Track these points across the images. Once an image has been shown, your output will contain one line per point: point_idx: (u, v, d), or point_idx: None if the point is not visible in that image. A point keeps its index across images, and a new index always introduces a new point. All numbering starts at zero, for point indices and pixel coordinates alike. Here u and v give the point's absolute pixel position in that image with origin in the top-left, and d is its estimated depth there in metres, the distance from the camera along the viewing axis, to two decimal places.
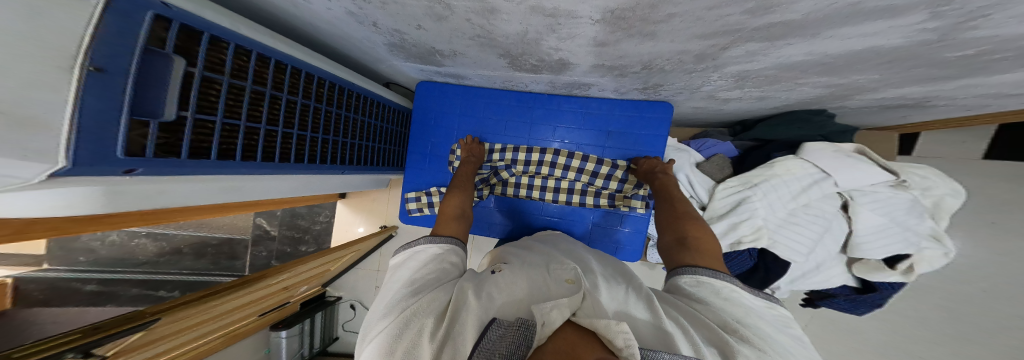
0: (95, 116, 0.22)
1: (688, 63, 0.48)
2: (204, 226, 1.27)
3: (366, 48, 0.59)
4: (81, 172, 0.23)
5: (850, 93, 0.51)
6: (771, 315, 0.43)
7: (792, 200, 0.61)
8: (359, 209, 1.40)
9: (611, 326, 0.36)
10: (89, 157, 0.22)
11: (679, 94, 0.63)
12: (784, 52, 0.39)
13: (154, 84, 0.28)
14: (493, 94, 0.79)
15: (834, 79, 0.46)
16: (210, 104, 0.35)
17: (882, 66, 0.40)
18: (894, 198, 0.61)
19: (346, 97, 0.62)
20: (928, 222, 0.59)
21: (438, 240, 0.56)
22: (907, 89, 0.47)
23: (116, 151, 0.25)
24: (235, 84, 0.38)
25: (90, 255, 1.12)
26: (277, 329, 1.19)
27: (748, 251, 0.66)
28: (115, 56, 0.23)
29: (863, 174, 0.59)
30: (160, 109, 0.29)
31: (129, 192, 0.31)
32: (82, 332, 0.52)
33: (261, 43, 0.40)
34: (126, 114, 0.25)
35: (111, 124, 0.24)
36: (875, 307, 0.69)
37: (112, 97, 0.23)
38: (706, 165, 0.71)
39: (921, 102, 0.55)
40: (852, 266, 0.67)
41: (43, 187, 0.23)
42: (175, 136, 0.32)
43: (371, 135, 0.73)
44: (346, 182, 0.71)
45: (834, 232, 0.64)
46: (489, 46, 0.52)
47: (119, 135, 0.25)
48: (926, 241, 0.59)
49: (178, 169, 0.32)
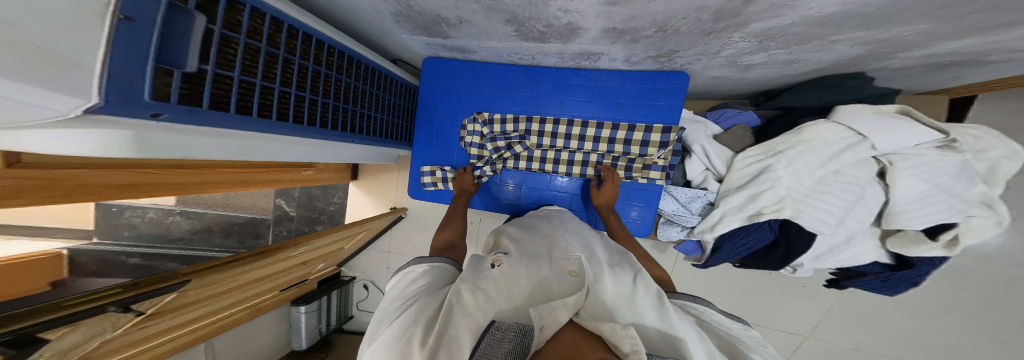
0: (123, 61, 0.23)
1: (706, 22, 0.44)
2: (230, 206, 1.36)
3: (373, 20, 0.60)
4: (111, 110, 0.25)
5: (893, 50, 0.48)
6: (748, 337, 0.45)
7: (821, 166, 0.56)
8: (371, 191, 1.44)
9: (617, 331, 0.35)
10: (119, 98, 0.24)
11: (697, 60, 0.61)
12: (814, 4, 0.34)
13: (178, 38, 0.29)
14: (499, 69, 0.78)
15: (875, 33, 0.42)
16: (228, 62, 0.37)
17: (933, 14, 0.36)
18: (939, 161, 0.54)
19: (355, 67, 0.64)
20: (979, 187, 0.53)
21: (429, 259, 0.57)
22: (963, 42, 0.43)
23: (142, 95, 0.26)
24: (251, 46, 0.40)
25: (133, 231, 1.22)
26: (297, 305, 1.28)
27: (769, 224, 0.64)
28: (143, 5, 0.24)
29: (908, 134, 0.53)
30: (183, 61, 0.30)
31: (157, 140, 0.34)
32: (122, 287, 0.55)
33: (276, 9, 0.42)
34: (151, 62, 0.26)
35: (139, 71, 0.25)
36: (913, 285, 0.67)
37: (139, 44, 0.24)
38: (724, 136, 0.68)
39: (977, 57, 0.50)
40: (886, 240, 0.64)
41: (81, 123, 0.25)
42: (197, 87, 0.34)
43: (379, 107, 0.74)
44: (356, 153, 0.73)
45: (868, 202, 0.59)
46: (494, 11, 0.51)
47: (147, 81, 0.26)
48: (977, 208, 0.54)
49: (199, 119, 0.34)
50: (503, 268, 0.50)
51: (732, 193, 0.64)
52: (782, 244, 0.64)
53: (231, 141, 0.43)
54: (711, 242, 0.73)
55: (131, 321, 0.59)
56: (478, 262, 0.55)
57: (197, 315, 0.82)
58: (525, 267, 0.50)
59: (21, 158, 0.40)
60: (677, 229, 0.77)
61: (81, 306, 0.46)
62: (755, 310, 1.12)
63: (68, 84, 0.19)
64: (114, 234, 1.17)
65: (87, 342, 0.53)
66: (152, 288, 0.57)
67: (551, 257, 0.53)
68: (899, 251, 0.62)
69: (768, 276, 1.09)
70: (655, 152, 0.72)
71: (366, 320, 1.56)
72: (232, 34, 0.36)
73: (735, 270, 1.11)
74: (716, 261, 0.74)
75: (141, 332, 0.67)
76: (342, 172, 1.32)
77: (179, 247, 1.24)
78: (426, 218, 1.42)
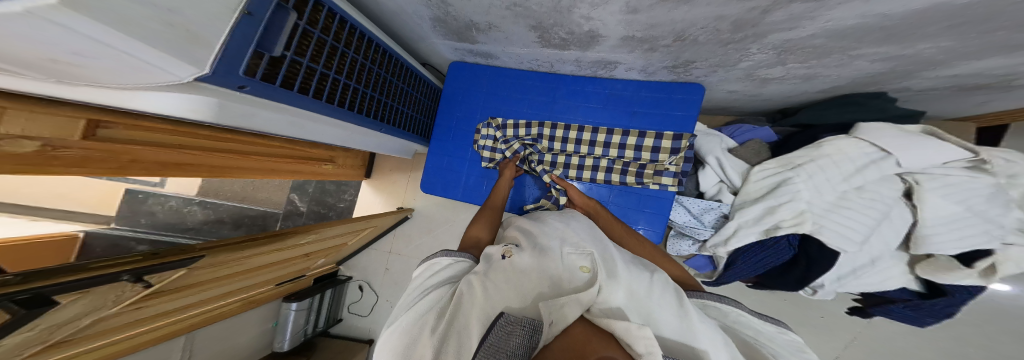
0: (232, 42, 0.27)
1: (725, 33, 0.46)
2: (245, 199, 1.37)
3: (412, 25, 0.65)
4: (214, 79, 0.28)
5: (917, 68, 0.49)
6: (784, 341, 0.40)
7: (843, 181, 0.56)
8: (382, 190, 1.46)
9: (632, 330, 0.31)
10: (222, 70, 0.28)
11: (712, 72, 0.63)
12: (834, 15, 0.37)
13: (274, 28, 0.33)
14: (520, 75, 0.82)
15: (897, 48, 0.44)
16: (302, 49, 0.42)
17: (955, 29, 0.37)
18: (970, 182, 0.53)
19: (392, 65, 0.68)
20: (1015, 213, 0.51)
21: (455, 253, 0.56)
22: (991, 61, 0.44)
23: (239, 69, 0.30)
24: (320, 38, 0.45)
25: (149, 218, 1.24)
26: (289, 300, 1.26)
27: (788, 239, 0.62)
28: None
29: (930, 152, 0.52)
30: (273, 45, 0.34)
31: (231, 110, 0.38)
32: (142, 256, 0.57)
33: (343, 8, 0.48)
34: (252, 44, 0.30)
35: (242, 51, 0.29)
36: (945, 317, 0.62)
37: (248, 30, 0.29)
38: (740, 149, 0.69)
39: (1003, 81, 0.50)
40: (916, 266, 0.60)
41: (187, 89, 0.28)
42: (276, 70, 0.39)
43: (407, 103, 0.79)
44: (381, 144, 0.76)
45: (894, 221, 0.57)
46: (523, 17, 0.55)
47: (245, 60, 0.30)
48: (1014, 236, 0.51)
49: (272, 93, 0.38)
50: (514, 259, 0.49)
51: (749, 204, 0.63)
52: (802, 262, 0.61)
53: (286, 120, 0.46)
54: (724, 258, 0.70)
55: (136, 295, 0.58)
56: (489, 255, 0.54)
57: (201, 297, 0.82)
58: (536, 262, 0.48)
59: (95, 133, 0.43)
60: (688, 242, 0.77)
61: (104, 270, 0.47)
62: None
63: (193, 57, 0.23)
64: (131, 221, 1.21)
65: (80, 318, 0.52)
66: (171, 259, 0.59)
67: (561, 251, 0.51)
68: (931, 278, 0.58)
69: (784, 303, 1.03)
70: (668, 159, 0.72)
71: (355, 325, 1.51)
72: (310, 28, 0.41)
73: (749, 296, 1.05)
74: (728, 278, 0.71)
75: (144, 310, 0.67)
76: (357, 170, 1.35)
77: (188, 237, 1.27)
78: (430, 221, 1.42)
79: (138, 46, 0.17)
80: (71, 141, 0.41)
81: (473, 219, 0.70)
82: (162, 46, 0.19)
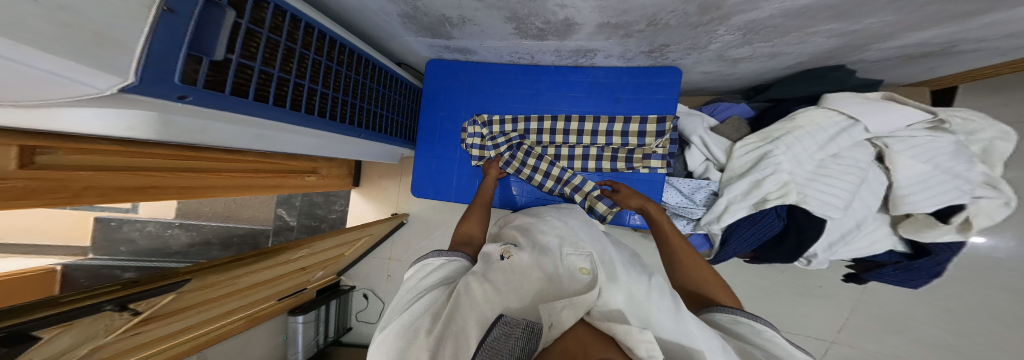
0: (156, 43, 0.26)
1: (693, 15, 0.46)
2: (230, 218, 1.33)
3: (382, 23, 0.63)
4: (145, 90, 0.27)
5: (867, 42, 0.50)
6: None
7: (819, 150, 0.57)
8: (372, 197, 1.44)
9: (632, 333, 0.32)
10: (151, 78, 0.26)
11: (687, 55, 0.63)
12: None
13: (208, 30, 0.31)
14: (499, 69, 0.81)
15: (846, 24, 0.45)
16: (251, 53, 0.40)
17: (897, 5, 0.38)
18: (933, 141, 0.55)
19: (364, 67, 0.66)
20: (978, 167, 0.52)
21: (447, 253, 0.56)
22: (929, 32, 0.45)
23: (173, 76, 0.28)
24: (271, 40, 0.43)
25: (130, 246, 1.19)
26: (294, 314, 1.22)
27: (776, 212, 0.63)
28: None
29: (896, 117, 0.54)
30: (212, 50, 0.33)
31: (173, 123, 0.36)
32: (121, 284, 0.54)
33: (297, 7, 0.46)
34: (184, 48, 0.29)
35: (172, 54, 0.28)
36: (933, 277, 0.64)
37: (175, 32, 0.27)
38: (721, 127, 0.69)
39: (946, 49, 0.52)
40: (897, 226, 0.62)
41: (113, 99, 0.27)
42: (221, 75, 0.37)
43: (385, 106, 0.76)
44: (363, 150, 0.74)
45: (871, 185, 0.58)
46: (496, 8, 0.53)
47: (178, 63, 0.28)
48: (982, 189, 0.53)
49: (222, 103, 0.36)
50: (514, 259, 0.49)
51: (735, 180, 0.64)
52: (793, 231, 0.62)
53: (242, 129, 0.44)
54: (717, 234, 0.71)
55: (124, 325, 0.56)
56: (488, 253, 0.55)
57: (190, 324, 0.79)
58: (535, 260, 0.48)
59: (34, 160, 0.42)
60: (683, 222, 0.75)
61: (82, 300, 0.44)
62: (774, 310, 1.07)
63: (107, 62, 0.21)
64: (112, 250, 1.16)
65: (77, 348, 0.49)
66: (152, 286, 0.56)
67: (561, 252, 0.51)
68: (913, 237, 0.60)
69: (782, 275, 1.06)
70: (655, 141, 0.72)
71: (365, 333, 1.49)
72: (256, 28, 0.39)
73: (746, 269, 1.09)
74: (726, 255, 0.72)
75: (133, 340, 0.64)
76: (344, 179, 1.31)
77: (174, 260, 1.20)
78: (426, 224, 1.40)
79: (37, 55, 0.16)
80: (7, 172, 0.38)
81: (464, 216, 0.71)
82: (68, 54, 0.17)
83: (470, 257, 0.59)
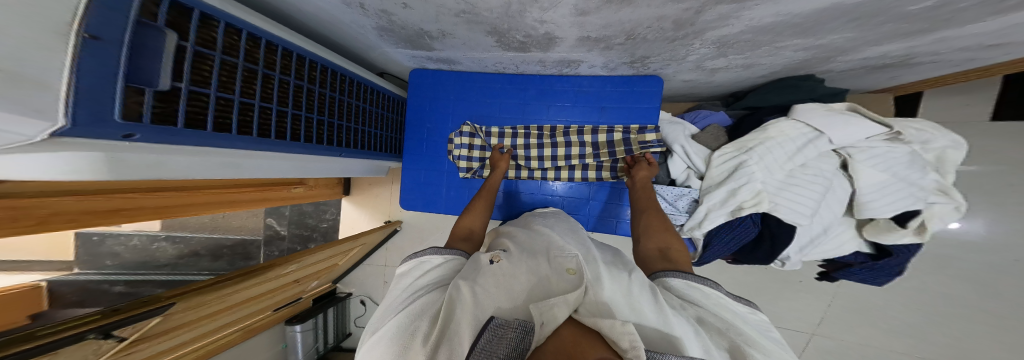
0: (89, 78, 0.25)
1: (669, 31, 0.47)
2: (218, 228, 1.30)
3: (358, 35, 0.62)
4: (81, 133, 0.26)
5: (830, 55, 0.52)
6: (754, 320, 0.41)
7: (788, 161, 0.59)
8: (363, 205, 1.43)
9: (615, 326, 0.33)
10: (86, 119, 0.25)
11: (666, 66, 0.64)
12: (756, 14, 0.38)
13: (148, 58, 0.31)
14: (484, 78, 0.80)
15: (809, 40, 0.46)
16: (203, 78, 0.38)
17: (854, 24, 0.40)
18: (890, 152, 0.58)
19: (340, 82, 0.65)
20: (932, 175, 0.56)
21: (445, 251, 0.55)
22: (884, 47, 0.48)
23: (112, 114, 0.28)
24: (227, 61, 0.41)
25: (115, 259, 1.12)
26: (291, 324, 1.21)
27: (751, 218, 0.65)
28: (111, 24, 0.26)
29: (858, 129, 0.56)
30: (156, 80, 0.32)
31: (130, 162, 0.33)
32: (102, 313, 0.52)
33: (252, 24, 0.43)
34: (120, 82, 0.28)
35: (107, 89, 0.27)
36: (894, 275, 0.68)
37: (107, 63, 0.26)
38: (701, 135, 0.70)
39: (906, 60, 0.55)
40: (863, 228, 0.65)
41: (47, 147, 0.25)
42: (171, 106, 0.35)
43: (366, 120, 0.75)
44: (346, 168, 0.72)
45: (836, 193, 0.61)
46: (474, 23, 0.53)
47: (115, 100, 0.28)
48: (934, 195, 0.57)
49: (175, 136, 0.35)
50: (502, 263, 0.50)
51: (713, 189, 0.65)
52: (766, 236, 0.65)
53: (207, 159, 0.42)
54: (700, 239, 0.72)
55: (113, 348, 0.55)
56: (476, 259, 0.54)
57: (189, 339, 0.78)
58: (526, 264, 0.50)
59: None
60: None
61: (62, 332, 0.44)
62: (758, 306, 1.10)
63: (31, 104, 0.20)
64: (95, 264, 1.08)
65: None
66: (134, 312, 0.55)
67: (549, 255, 0.52)
68: (875, 239, 0.64)
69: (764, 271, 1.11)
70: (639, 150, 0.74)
71: None
72: (207, 50, 0.37)
73: (731, 267, 1.12)
74: (707, 258, 0.73)
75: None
76: (333, 188, 1.30)
77: (165, 273, 1.14)
78: (419, 230, 1.40)
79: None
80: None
81: (464, 210, 0.70)
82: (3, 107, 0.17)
83: (466, 252, 0.59)
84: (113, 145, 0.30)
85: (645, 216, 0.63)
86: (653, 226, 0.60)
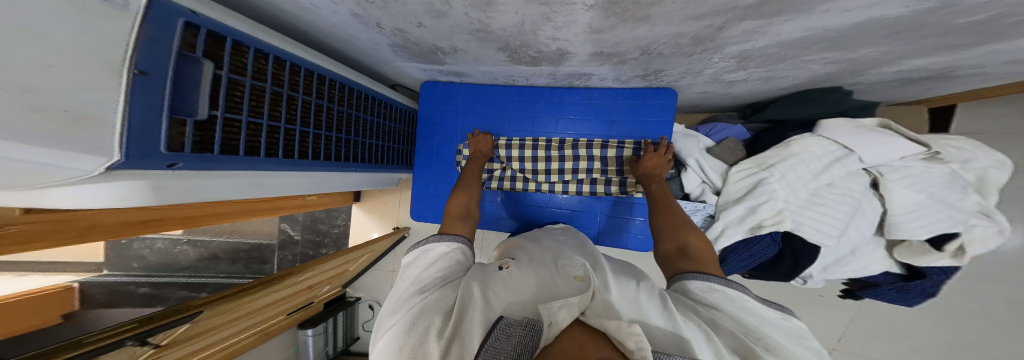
0: (139, 113, 0.26)
1: (686, 46, 0.45)
2: (235, 233, 1.33)
3: (371, 50, 0.62)
4: (134, 165, 0.28)
5: (863, 68, 0.50)
6: (784, 326, 0.39)
7: (814, 179, 0.58)
8: (373, 212, 1.45)
9: (622, 327, 0.33)
10: (138, 151, 0.27)
11: (682, 78, 0.62)
12: (782, 30, 0.37)
13: (190, 89, 0.32)
14: (495, 91, 0.80)
15: (841, 54, 0.44)
16: (236, 104, 0.39)
17: (890, 38, 0.38)
18: (928, 172, 0.56)
19: (355, 97, 0.65)
20: (973, 197, 0.54)
21: (448, 238, 0.56)
22: (928, 59, 0.45)
23: (160, 147, 0.29)
24: (257, 86, 0.42)
25: (142, 261, 1.21)
26: (304, 328, 1.25)
27: (772, 235, 0.63)
28: (156, 60, 0.27)
29: (897, 146, 0.54)
30: (194, 109, 0.33)
31: (175, 188, 0.35)
32: (138, 322, 0.58)
33: (277, 46, 0.44)
34: (166, 115, 0.29)
35: (154, 122, 0.28)
36: (929, 297, 0.65)
37: (155, 97, 0.28)
38: (717, 148, 0.68)
39: (945, 73, 0.52)
40: (893, 250, 0.63)
41: (101, 179, 0.27)
42: (208, 133, 0.37)
43: (380, 134, 0.76)
44: (356, 181, 0.73)
45: (865, 212, 0.59)
46: (487, 40, 0.53)
47: (162, 133, 0.29)
48: (975, 218, 0.54)
49: (214, 164, 0.37)
50: (510, 270, 0.50)
51: (731, 205, 0.64)
52: (788, 255, 0.63)
53: (235, 182, 0.43)
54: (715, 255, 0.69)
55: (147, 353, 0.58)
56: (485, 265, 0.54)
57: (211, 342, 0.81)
58: (534, 271, 0.49)
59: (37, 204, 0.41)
60: None
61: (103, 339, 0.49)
62: None
63: (84, 141, 0.22)
64: (124, 266, 1.17)
65: None
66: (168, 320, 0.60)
67: (557, 264, 0.51)
68: (907, 261, 0.61)
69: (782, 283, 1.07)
70: None
71: None
72: (238, 77, 0.38)
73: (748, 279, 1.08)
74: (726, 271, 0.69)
75: None
76: (344, 195, 1.31)
77: (186, 275, 1.22)
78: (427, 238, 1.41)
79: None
80: (12, 218, 0.38)
81: (454, 189, 0.70)
82: (30, 139, 0.18)
83: (467, 239, 0.58)
84: (158, 174, 0.32)
85: (659, 215, 0.61)
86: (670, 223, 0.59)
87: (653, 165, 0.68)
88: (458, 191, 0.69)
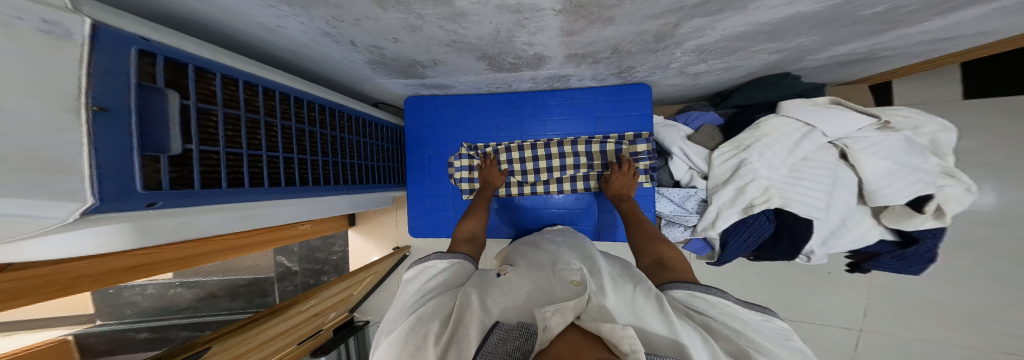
0: (106, 152, 0.25)
1: (651, 43, 0.47)
2: (230, 269, 1.26)
3: (350, 69, 0.63)
4: (111, 208, 0.27)
5: (801, 55, 0.53)
6: (769, 328, 0.40)
7: (790, 156, 0.59)
8: (371, 234, 1.42)
9: (615, 330, 0.32)
10: (116, 193, 0.26)
11: (653, 73, 0.64)
12: (728, 24, 0.39)
13: (155, 120, 0.31)
14: (479, 100, 0.81)
15: (782, 44, 0.47)
16: (211, 135, 0.39)
17: (817, 28, 0.41)
18: (886, 140, 0.58)
19: (338, 119, 0.65)
20: (933, 159, 0.57)
21: (448, 256, 0.55)
22: (848, 46, 0.49)
23: (136, 186, 0.28)
24: (230, 115, 0.41)
25: (135, 308, 1.15)
26: (316, 356, 1.15)
27: (765, 214, 0.63)
28: (115, 94, 0.26)
29: (848, 120, 0.57)
30: (166, 144, 0.32)
31: (155, 228, 0.34)
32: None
33: (249, 72, 0.44)
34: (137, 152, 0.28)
35: (125, 161, 0.27)
36: (930, 262, 0.65)
37: (120, 134, 0.26)
38: (696, 136, 0.69)
39: (871, 54, 0.56)
40: (880, 217, 0.63)
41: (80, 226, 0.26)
42: (186, 168, 0.35)
43: (368, 154, 0.75)
44: (354, 203, 0.72)
45: (845, 183, 0.61)
46: (466, 50, 0.53)
47: (137, 174, 0.28)
48: (944, 179, 0.57)
49: (194, 199, 0.35)
50: (508, 275, 0.48)
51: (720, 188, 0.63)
52: (786, 233, 0.63)
53: (227, 213, 0.42)
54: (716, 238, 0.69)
55: None
56: (484, 270, 0.52)
57: None
58: (530, 274, 0.47)
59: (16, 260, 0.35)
60: (680, 228, 0.75)
61: None
62: (795, 300, 1.03)
63: (56, 188, 0.22)
64: (117, 314, 1.13)
65: None
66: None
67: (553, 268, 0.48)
68: (898, 226, 0.61)
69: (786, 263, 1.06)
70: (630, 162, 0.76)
71: None
72: (209, 106, 0.37)
73: (753, 264, 1.04)
74: (728, 256, 0.69)
75: None
76: (339, 220, 1.28)
77: (186, 316, 1.18)
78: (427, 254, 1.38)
79: None
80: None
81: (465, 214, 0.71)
82: None
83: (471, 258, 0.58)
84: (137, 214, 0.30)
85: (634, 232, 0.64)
86: (646, 238, 0.62)
87: (624, 185, 0.72)
88: (466, 218, 0.70)
